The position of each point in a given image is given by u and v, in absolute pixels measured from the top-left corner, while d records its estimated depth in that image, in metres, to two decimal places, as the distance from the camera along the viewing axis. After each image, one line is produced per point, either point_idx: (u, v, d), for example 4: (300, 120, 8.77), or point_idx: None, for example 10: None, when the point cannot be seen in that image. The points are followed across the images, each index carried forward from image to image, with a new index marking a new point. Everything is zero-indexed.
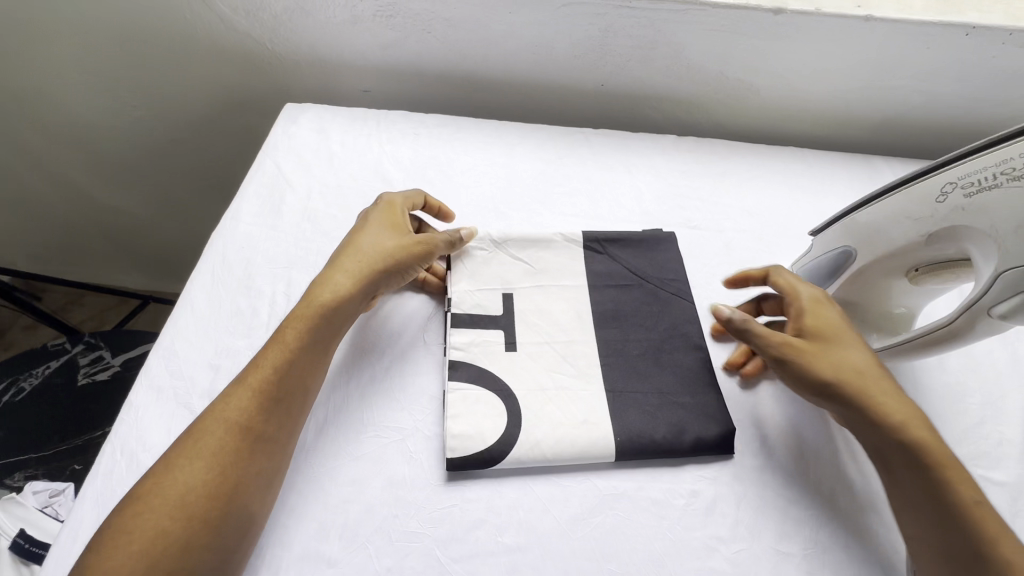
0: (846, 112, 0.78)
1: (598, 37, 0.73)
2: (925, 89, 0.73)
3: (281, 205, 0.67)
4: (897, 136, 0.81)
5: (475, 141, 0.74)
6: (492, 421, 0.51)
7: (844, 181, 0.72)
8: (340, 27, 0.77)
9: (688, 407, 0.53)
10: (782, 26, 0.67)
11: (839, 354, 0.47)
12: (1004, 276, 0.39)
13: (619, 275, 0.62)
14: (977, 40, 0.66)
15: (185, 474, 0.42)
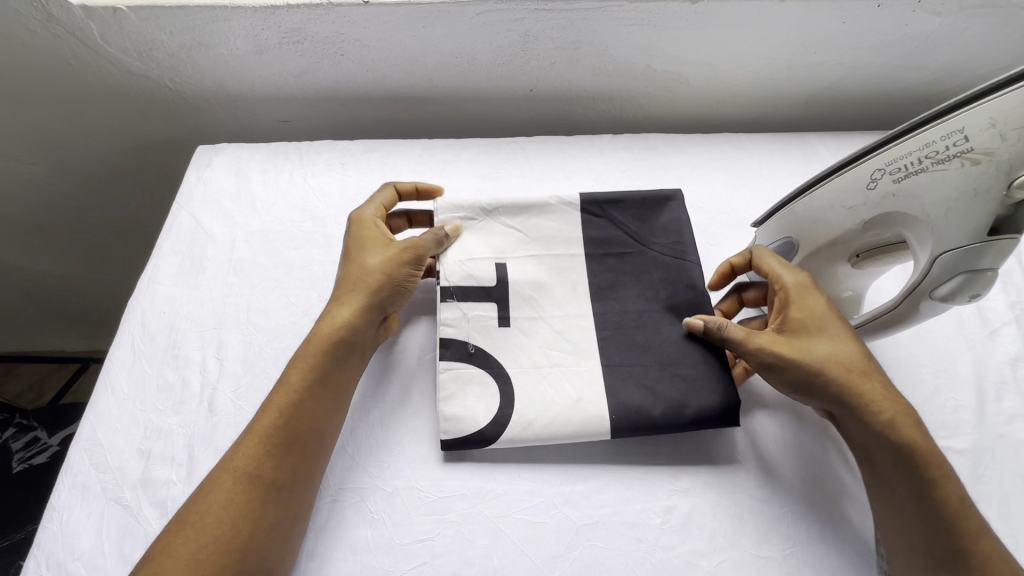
0: (775, 94, 0.78)
1: (520, 43, 0.70)
2: (847, 65, 0.74)
3: (202, 259, 0.62)
4: (828, 115, 0.81)
5: (407, 165, 0.71)
6: (484, 402, 0.51)
7: (780, 166, 0.71)
8: (247, 60, 0.72)
9: (685, 380, 0.52)
10: (702, 16, 0.67)
11: (827, 349, 0.47)
12: (941, 259, 0.39)
13: (615, 241, 0.58)
14: (891, 12, 0.66)
15: (217, 505, 0.41)
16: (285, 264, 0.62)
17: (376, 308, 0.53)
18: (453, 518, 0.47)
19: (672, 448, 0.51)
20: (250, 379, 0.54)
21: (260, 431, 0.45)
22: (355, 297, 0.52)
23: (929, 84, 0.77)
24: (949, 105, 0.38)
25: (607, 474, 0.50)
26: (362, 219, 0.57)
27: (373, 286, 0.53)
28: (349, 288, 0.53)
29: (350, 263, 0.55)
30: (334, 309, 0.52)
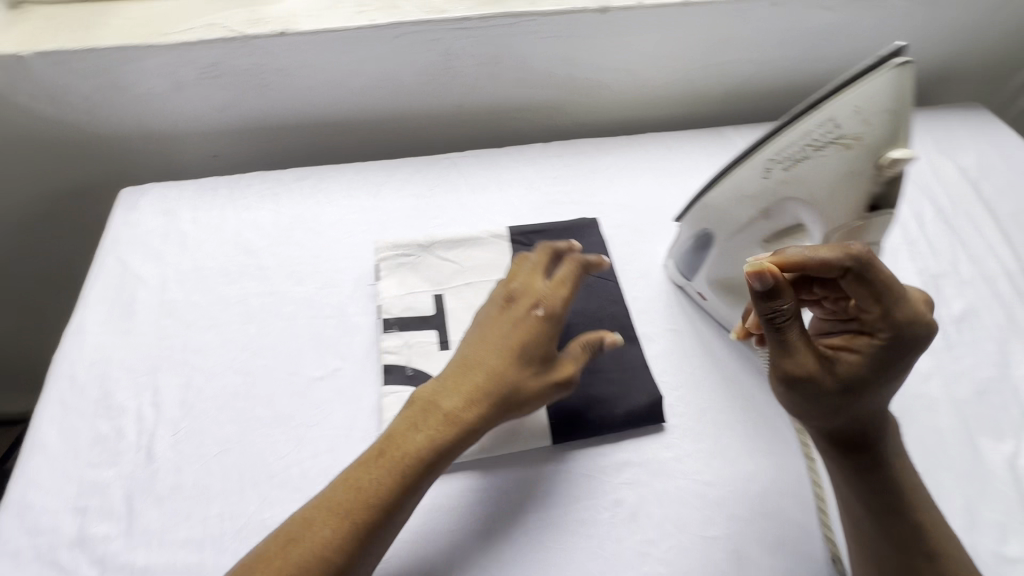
0: (694, 92, 0.82)
1: (442, 61, 0.72)
2: (756, 60, 0.78)
3: (132, 304, 0.61)
4: (746, 110, 0.86)
5: (340, 190, 0.71)
6: None
7: (703, 161, 0.75)
8: (167, 97, 0.71)
9: (613, 383, 0.55)
10: (613, 25, 0.70)
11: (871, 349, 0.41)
12: (834, 237, 0.42)
13: None
14: (786, 10, 0.71)
15: None
16: (221, 301, 0.61)
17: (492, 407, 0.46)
18: (405, 537, 0.47)
19: (617, 441, 0.53)
20: (190, 421, 0.53)
21: (339, 515, 0.41)
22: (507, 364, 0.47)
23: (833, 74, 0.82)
24: (821, 96, 0.40)
25: (557, 474, 0.51)
26: (562, 304, 0.50)
27: (518, 365, 0.47)
28: (511, 359, 0.47)
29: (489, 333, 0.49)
30: (451, 382, 0.47)
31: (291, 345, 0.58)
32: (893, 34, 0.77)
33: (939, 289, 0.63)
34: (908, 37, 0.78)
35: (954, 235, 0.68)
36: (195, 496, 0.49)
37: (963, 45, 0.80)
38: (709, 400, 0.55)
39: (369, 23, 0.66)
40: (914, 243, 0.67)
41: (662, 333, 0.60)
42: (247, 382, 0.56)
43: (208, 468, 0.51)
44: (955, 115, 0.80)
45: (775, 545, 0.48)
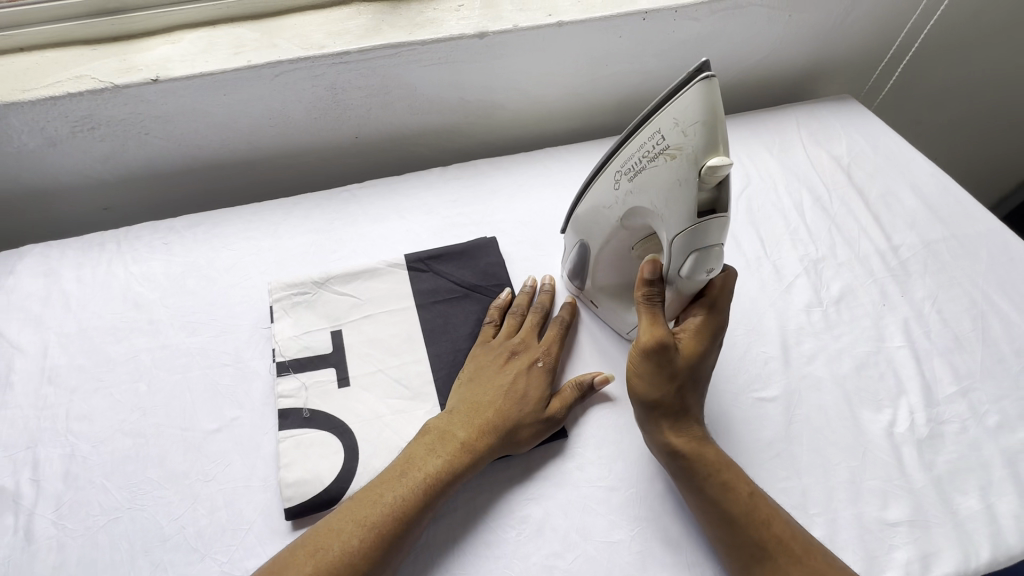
0: (587, 105, 0.84)
1: (329, 96, 0.72)
2: (640, 70, 0.81)
3: (10, 375, 0.57)
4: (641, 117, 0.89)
5: (236, 233, 0.69)
6: (328, 460, 0.51)
7: None
8: (41, 153, 0.69)
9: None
10: (494, 48, 0.72)
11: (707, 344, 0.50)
12: (675, 242, 0.44)
13: (445, 289, 0.62)
14: (657, 23, 0.75)
15: None
16: (108, 361, 0.59)
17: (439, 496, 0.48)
18: None
19: (521, 456, 0.53)
20: (74, 493, 0.51)
21: None
22: (455, 454, 0.49)
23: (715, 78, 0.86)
24: (653, 109, 0.43)
25: (463, 498, 0.51)
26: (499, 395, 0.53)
27: (468, 456, 0.49)
28: (459, 449, 0.49)
29: (439, 424, 0.51)
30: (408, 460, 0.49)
31: (185, 400, 0.56)
32: (762, 37, 0.82)
33: (819, 273, 0.67)
34: (776, 39, 0.83)
35: (831, 221, 0.72)
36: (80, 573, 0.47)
37: (827, 42, 0.86)
38: (609, 405, 0.57)
39: (246, 64, 0.66)
40: (795, 232, 0.71)
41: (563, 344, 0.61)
42: (137, 443, 0.53)
43: (94, 541, 0.48)
44: (828, 108, 0.86)
45: (677, 541, 0.49)
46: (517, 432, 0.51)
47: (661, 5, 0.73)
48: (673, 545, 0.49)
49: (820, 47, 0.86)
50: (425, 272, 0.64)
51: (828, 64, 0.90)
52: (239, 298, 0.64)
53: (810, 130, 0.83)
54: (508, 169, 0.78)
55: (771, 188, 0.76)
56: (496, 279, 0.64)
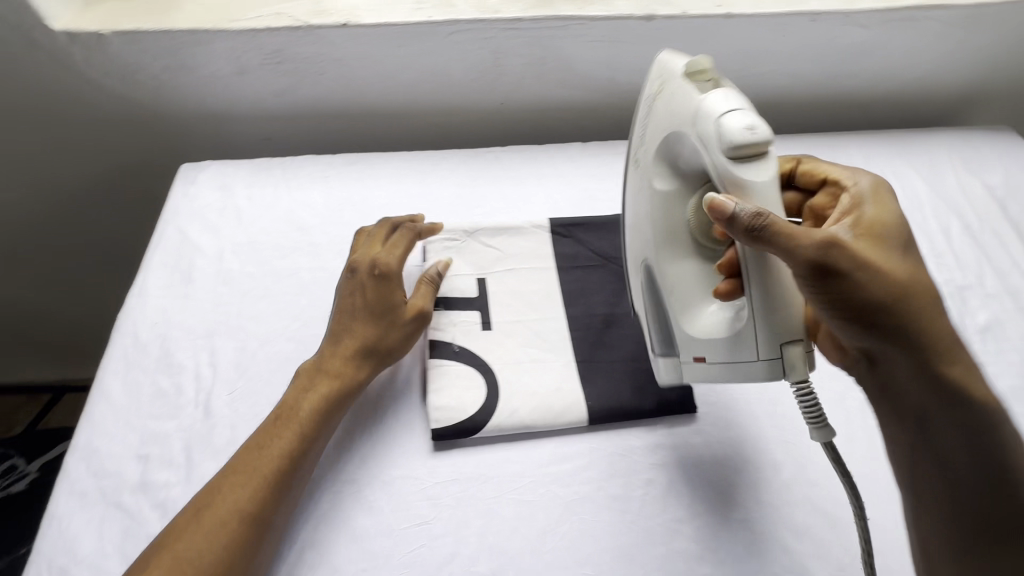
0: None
1: (491, 59, 0.75)
2: (791, 73, 0.81)
3: (191, 272, 0.64)
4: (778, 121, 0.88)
5: (388, 176, 0.74)
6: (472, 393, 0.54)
7: None
8: (229, 81, 0.75)
9: (646, 371, 0.57)
10: (658, 32, 0.73)
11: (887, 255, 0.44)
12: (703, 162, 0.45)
13: (585, 256, 0.65)
14: (824, 26, 0.74)
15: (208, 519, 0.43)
16: (274, 273, 0.64)
17: (372, 359, 0.53)
18: (448, 502, 0.50)
19: (650, 424, 0.55)
20: (245, 382, 0.56)
21: (248, 461, 0.46)
22: (378, 326, 0.54)
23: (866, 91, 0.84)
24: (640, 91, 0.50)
25: (593, 451, 0.53)
26: (393, 266, 0.56)
27: (365, 348, 0.53)
28: (366, 317, 0.54)
29: (343, 305, 0.55)
30: (329, 349, 0.53)
31: None
32: (926, 54, 0.80)
33: (965, 299, 0.65)
34: (940, 57, 0.80)
35: (980, 249, 0.70)
36: None
37: (993, 68, 0.82)
38: (739, 392, 0.58)
39: (427, 19, 0.70)
40: (940, 255, 0.69)
41: None
42: (299, 350, 0.58)
43: None
44: (982, 136, 0.83)
45: (802, 530, 0.50)
46: (394, 329, 0.55)
47: (832, 8, 0.72)
48: (797, 534, 0.50)
49: (985, 73, 0.83)
50: (566, 237, 0.66)
51: (987, 92, 0.86)
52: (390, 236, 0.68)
53: (962, 156, 0.80)
54: None
55: (917, 209, 0.74)
56: None
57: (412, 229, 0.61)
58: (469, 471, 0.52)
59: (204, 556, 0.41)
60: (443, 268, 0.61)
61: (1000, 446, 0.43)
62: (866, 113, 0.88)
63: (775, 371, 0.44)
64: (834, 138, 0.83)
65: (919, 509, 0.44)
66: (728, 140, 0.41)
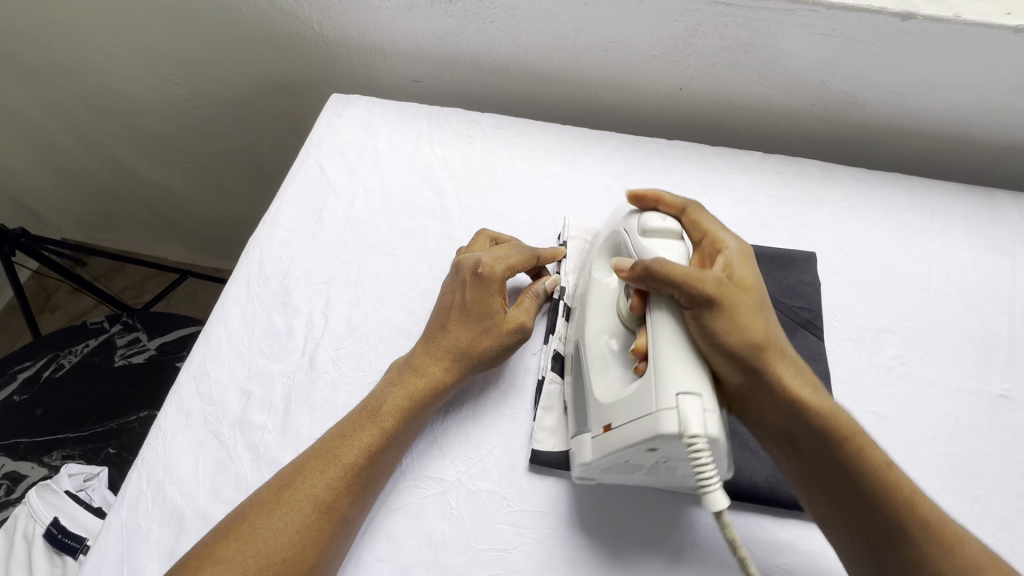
0: (968, 136, 0.66)
1: (684, 35, 0.63)
2: None
3: (322, 210, 0.62)
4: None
5: (535, 148, 0.67)
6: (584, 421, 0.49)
7: (958, 223, 0.62)
8: (395, 13, 0.70)
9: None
10: (909, 35, 0.57)
11: (753, 308, 0.42)
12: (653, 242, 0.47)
13: None
14: None
15: (288, 504, 0.40)
16: (400, 231, 0.61)
17: (463, 364, 0.48)
18: (533, 535, 0.45)
19: (780, 517, 0.46)
20: (352, 342, 0.54)
21: (331, 452, 0.43)
22: (474, 331, 0.49)
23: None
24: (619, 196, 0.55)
25: (706, 530, 0.45)
26: (498, 270, 0.50)
27: (451, 356, 0.48)
28: (463, 317, 0.49)
29: (440, 302, 0.51)
30: (420, 345, 0.50)
31: None
32: None
33: None
34: None
35: None
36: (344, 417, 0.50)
37: None
38: None
39: None
40: None
41: (862, 413, 0.51)
42: (410, 321, 0.55)
43: (361, 394, 0.51)
44: None
45: None
46: (481, 340, 0.49)
47: None
48: None
49: None
50: None
51: None
52: (528, 219, 0.62)
53: None
54: (840, 180, 0.65)
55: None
56: (801, 306, 0.55)
57: (535, 253, 0.53)
58: (561, 507, 0.46)
59: (295, 540, 0.39)
60: (551, 287, 0.53)
61: (876, 520, 0.38)
62: None
63: (664, 423, 0.37)
64: None
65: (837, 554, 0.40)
66: (640, 226, 0.47)
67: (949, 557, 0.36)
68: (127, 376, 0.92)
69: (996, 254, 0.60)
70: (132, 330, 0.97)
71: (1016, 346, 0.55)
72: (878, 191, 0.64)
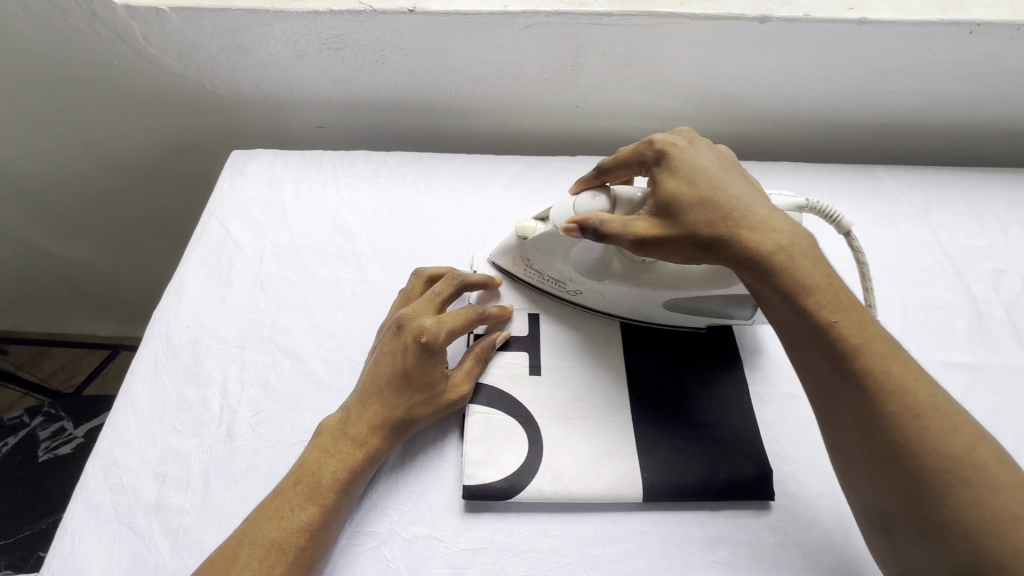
0: (843, 119, 0.71)
1: (570, 57, 0.66)
2: (928, 93, 0.67)
3: (230, 272, 0.60)
4: (897, 149, 0.75)
5: (443, 180, 0.68)
6: (512, 449, 0.49)
7: (844, 202, 0.66)
8: (286, 65, 0.70)
9: (715, 445, 0.49)
10: (772, 37, 0.61)
11: (711, 188, 0.44)
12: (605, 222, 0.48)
13: None
14: (985, 39, 0.60)
15: None
16: (314, 282, 0.60)
17: (397, 433, 0.47)
18: (474, 575, 0.44)
19: (713, 512, 0.47)
20: (271, 404, 0.52)
21: (263, 537, 0.41)
22: (417, 400, 0.48)
23: (1021, 119, 0.69)
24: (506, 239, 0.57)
25: (644, 538, 0.46)
26: (444, 338, 0.48)
27: (394, 425, 0.47)
28: (407, 386, 0.47)
29: (382, 365, 0.48)
30: (355, 409, 0.48)
31: None
32: None
33: None
34: None
35: None
36: (267, 485, 0.48)
37: None
38: (826, 484, 0.48)
39: (503, 9, 0.61)
40: None
41: (779, 396, 0.53)
42: (329, 373, 0.54)
43: (284, 457, 0.49)
44: None
45: None
46: (426, 406, 0.48)
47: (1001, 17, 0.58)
48: None
49: None
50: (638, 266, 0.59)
51: None
52: (442, 252, 0.62)
53: None
54: None
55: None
56: None
57: (477, 309, 0.51)
58: (500, 540, 0.46)
59: None
60: (496, 339, 0.53)
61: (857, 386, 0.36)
62: (1010, 147, 0.73)
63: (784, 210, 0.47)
64: (968, 175, 0.69)
65: (849, 473, 0.37)
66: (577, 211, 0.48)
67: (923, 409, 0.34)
68: (51, 473, 0.85)
69: (880, 226, 0.64)
70: (53, 421, 0.90)
71: (908, 310, 0.58)
72: (771, 180, 0.68)
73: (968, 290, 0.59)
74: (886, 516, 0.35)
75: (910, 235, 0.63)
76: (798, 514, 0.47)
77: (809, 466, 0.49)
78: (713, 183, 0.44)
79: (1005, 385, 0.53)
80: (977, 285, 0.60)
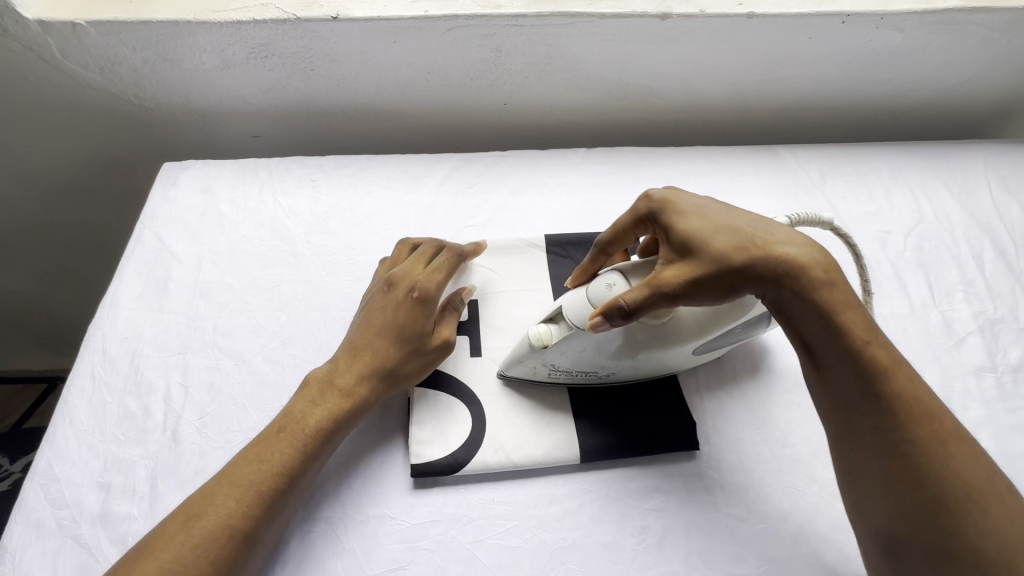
0: (746, 104, 0.78)
1: (492, 58, 0.69)
2: (815, 78, 0.74)
3: (167, 282, 0.60)
4: (796, 130, 0.82)
5: (378, 180, 0.70)
6: (457, 426, 0.51)
7: (751, 179, 0.72)
8: (214, 75, 0.70)
9: (645, 405, 0.53)
10: (674, 33, 0.67)
11: (733, 225, 0.44)
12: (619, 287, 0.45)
13: None
14: (857, 28, 0.67)
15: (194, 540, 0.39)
16: (254, 286, 0.61)
17: (387, 380, 0.49)
18: (426, 546, 0.46)
19: (646, 465, 0.51)
20: (216, 406, 0.52)
21: (239, 479, 0.42)
22: (405, 348, 0.50)
23: (895, 98, 0.78)
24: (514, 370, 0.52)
25: (583, 495, 0.49)
26: (434, 289, 0.52)
27: (385, 376, 0.49)
28: (398, 335, 0.50)
29: (373, 316, 0.51)
30: (345, 361, 0.49)
31: (320, 338, 0.57)
32: (957, 68, 0.73)
33: (990, 335, 0.60)
34: (971, 70, 0.73)
35: (1014, 279, 0.64)
36: None
37: None
38: (745, 431, 0.53)
39: (423, 13, 0.64)
40: (963, 284, 0.64)
41: None
42: (275, 371, 0.55)
43: (232, 456, 0.50)
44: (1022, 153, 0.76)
45: None
46: (413, 357, 0.50)
47: (867, 9, 0.66)
48: None
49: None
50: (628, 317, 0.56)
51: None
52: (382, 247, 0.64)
53: (997, 173, 0.73)
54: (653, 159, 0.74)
55: (945, 231, 0.68)
56: None
57: (456, 253, 0.55)
58: (450, 512, 0.48)
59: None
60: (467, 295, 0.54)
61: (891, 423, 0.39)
62: (891, 123, 0.82)
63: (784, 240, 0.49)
64: (855, 149, 0.77)
65: (867, 497, 0.40)
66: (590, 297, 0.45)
67: (945, 442, 0.39)
68: None
69: (784, 198, 0.71)
70: None
71: None
72: (686, 163, 0.74)
73: (860, 251, 0.67)
74: (897, 541, 0.39)
75: (809, 206, 0.70)
76: (720, 459, 0.52)
77: (729, 416, 0.54)
78: (730, 219, 0.44)
79: (893, 331, 0.60)
80: (867, 246, 0.67)
